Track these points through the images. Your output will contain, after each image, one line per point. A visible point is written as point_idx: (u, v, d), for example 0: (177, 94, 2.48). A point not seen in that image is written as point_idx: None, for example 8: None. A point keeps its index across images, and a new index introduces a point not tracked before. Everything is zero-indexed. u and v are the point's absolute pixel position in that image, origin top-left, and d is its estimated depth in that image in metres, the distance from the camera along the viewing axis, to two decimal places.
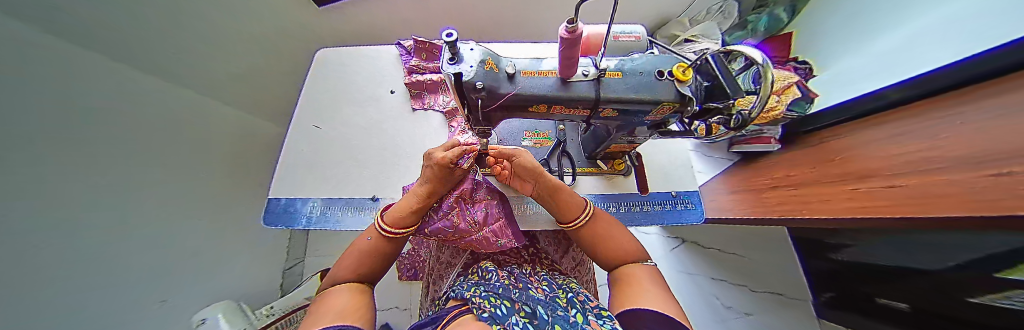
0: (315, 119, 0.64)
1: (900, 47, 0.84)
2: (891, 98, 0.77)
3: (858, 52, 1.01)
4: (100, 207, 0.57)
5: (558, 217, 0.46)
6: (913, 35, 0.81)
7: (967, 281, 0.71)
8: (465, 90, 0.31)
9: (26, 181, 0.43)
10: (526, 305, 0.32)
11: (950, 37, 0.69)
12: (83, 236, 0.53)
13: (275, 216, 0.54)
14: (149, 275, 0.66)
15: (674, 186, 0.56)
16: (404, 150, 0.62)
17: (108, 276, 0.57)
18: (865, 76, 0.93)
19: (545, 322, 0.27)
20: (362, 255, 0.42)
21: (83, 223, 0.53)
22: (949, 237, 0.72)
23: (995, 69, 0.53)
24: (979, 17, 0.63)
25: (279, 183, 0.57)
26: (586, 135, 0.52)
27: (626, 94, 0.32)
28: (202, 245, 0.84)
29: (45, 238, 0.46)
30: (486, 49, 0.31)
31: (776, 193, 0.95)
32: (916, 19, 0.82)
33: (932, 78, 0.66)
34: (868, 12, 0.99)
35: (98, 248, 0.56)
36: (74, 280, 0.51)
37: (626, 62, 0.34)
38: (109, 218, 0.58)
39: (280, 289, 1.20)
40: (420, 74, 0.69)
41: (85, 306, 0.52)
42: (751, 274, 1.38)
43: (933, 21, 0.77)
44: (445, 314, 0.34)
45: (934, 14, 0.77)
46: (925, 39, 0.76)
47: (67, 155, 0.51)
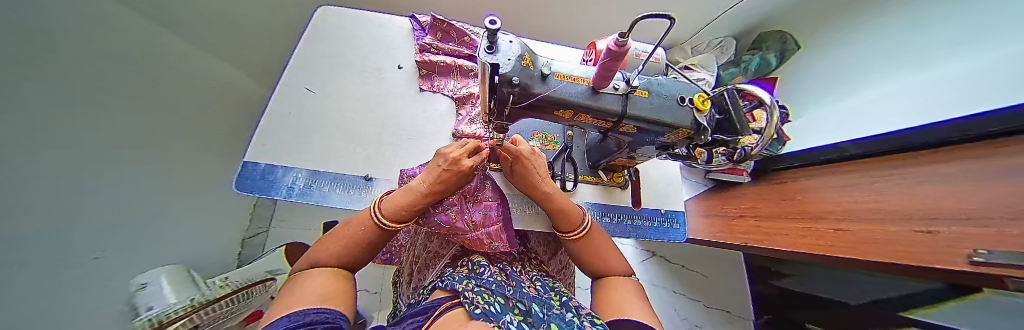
0: (308, 82, 0.58)
1: (868, 108, 0.95)
2: (854, 152, 0.87)
3: (820, 110, 1.15)
4: (95, 150, 0.51)
5: (558, 226, 0.46)
6: (881, 100, 0.92)
7: (881, 314, 0.85)
8: (498, 82, 0.31)
9: (48, 111, 0.41)
10: (521, 303, 0.33)
11: (916, 108, 0.78)
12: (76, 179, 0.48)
13: (248, 182, 0.47)
14: (122, 230, 0.60)
15: (664, 205, 0.60)
16: (406, 131, 0.59)
17: (93, 225, 0.52)
18: (827, 130, 1.06)
19: (541, 322, 0.28)
20: (350, 239, 0.40)
21: (82, 163, 0.49)
22: (877, 277, 0.85)
23: (955, 136, 0.62)
24: (938, 94, 0.74)
25: (257, 144, 0.51)
26: (592, 144, 0.53)
27: (648, 114, 0.35)
28: (172, 204, 0.76)
29: (59, 172, 0.43)
30: (524, 44, 0.31)
31: (742, 222, 1.04)
32: (884, 87, 0.93)
33: (896, 141, 0.75)
34: (840, 72, 1.11)
35: (89, 195, 0.51)
36: (69, 226, 0.47)
37: (653, 82, 0.35)
38: (105, 160, 0.54)
39: (237, 259, 1.09)
40: (431, 53, 0.66)
41: (75, 254, 0.48)
42: (707, 290, 1.51)
43: (900, 91, 0.87)
44: (435, 307, 0.34)
45: (901, 85, 0.87)
46: (893, 106, 0.86)
47: (84, 88, 0.48)
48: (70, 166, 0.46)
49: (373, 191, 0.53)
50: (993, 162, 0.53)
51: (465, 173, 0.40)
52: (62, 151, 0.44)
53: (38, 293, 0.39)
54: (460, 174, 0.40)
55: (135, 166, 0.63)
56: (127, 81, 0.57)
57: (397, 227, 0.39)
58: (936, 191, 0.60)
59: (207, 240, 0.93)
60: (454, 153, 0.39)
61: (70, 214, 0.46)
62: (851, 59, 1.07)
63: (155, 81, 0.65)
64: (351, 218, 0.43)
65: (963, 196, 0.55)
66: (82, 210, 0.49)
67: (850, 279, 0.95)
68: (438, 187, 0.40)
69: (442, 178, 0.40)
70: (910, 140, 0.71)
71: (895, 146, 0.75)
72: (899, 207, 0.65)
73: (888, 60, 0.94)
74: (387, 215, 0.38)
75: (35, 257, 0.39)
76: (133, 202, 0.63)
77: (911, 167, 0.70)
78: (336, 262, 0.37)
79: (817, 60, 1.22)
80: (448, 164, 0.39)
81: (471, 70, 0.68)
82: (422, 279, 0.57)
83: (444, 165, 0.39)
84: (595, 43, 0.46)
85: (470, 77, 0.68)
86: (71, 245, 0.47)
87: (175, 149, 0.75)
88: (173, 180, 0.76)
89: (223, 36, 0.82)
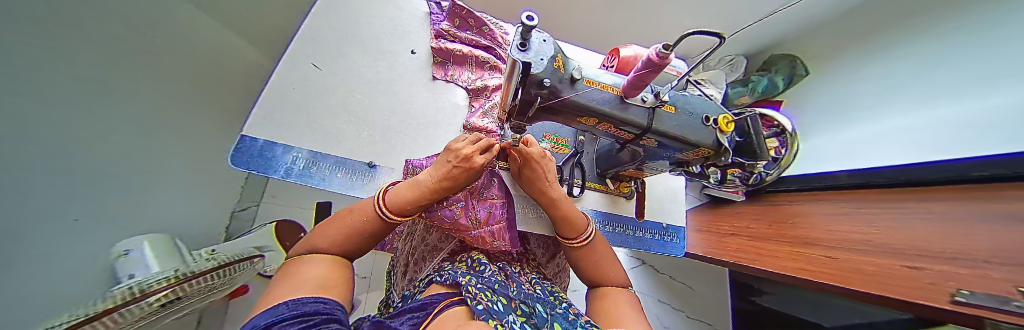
0: (317, 58, 0.56)
1: (877, 137, 0.95)
2: (863, 182, 0.87)
3: (825, 135, 1.15)
4: (85, 107, 0.48)
5: (563, 232, 0.45)
6: (890, 132, 0.92)
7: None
8: (527, 83, 0.30)
9: (47, 62, 0.38)
10: (524, 305, 0.33)
11: (928, 143, 0.78)
12: (64, 136, 0.45)
13: (246, 159, 0.45)
14: (103, 194, 0.56)
15: (666, 219, 0.60)
16: (416, 119, 0.58)
17: (74, 187, 0.49)
18: (835, 157, 1.06)
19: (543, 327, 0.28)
20: (350, 228, 0.39)
21: (69, 119, 0.46)
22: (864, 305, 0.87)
23: (973, 170, 0.62)
24: (954, 130, 0.73)
25: (258, 119, 0.48)
26: (604, 151, 0.53)
27: (671, 130, 0.35)
28: (158, 171, 0.72)
29: (48, 125, 0.41)
30: (558, 46, 0.30)
31: (734, 240, 1.05)
32: (890, 119, 0.93)
33: (914, 174, 0.74)
34: (841, 101, 1.13)
35: (73, 155, 0.48)
36: (52, 185, 0.44)
37: (681, 98, 0.35)
38: (99, 117, 0.52)
39: (224, 233, 1.06)
40: (447, 41, 0.64)
41: (52, 217, 0.45)
42: (691, 302, 1.54)
43: (908, 124, 0.87)
44: (436, 303, 0.34)
45: (908, 119, 0.88)
46: (903, 139, 0.86)
47: (90, 39, 0.46)
48: (63, 121, 0.44)
49: (376, 179, 0.52)
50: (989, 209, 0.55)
51: (475, 171, 0.40)
52: (52, 103, 0.41)
53: (18, 249, 0.37)
54: (468, 171, 0.39)
55: (126, 126, 0.59)
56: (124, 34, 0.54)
57: (403, 220, 0.39)
58: (925, 227, 0.63)
59: (192, 211, 0.89)
60: (465, 149, 0.38)
61: (56, 170, 0.44)
62: (855, 86, 1.08)
63: (156, 41, 0.61)
64: (353, 206, 0.42)
65: (950, 236, 0.57)
66: (70, 167, 0.47)
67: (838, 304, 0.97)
68: (446, 183, 0.39)
69: (452, 174, 0.39)
70: (927, 174, 0.70)
71: (909, 179, 0.74)
72: (890, 242, 0.66)
73: (894, 92, 0.94)
74: (393, 207, 0.37)
75: (14, 217, 0.36)
76: (121, 164, 0.60)
77: (906, 202, 0.72)
78: (336, 250, 0.37)
79: (818, 85, 1.24)
80: (459, 160, 0.38)
81: (486, 62, 0.66)
82: (418, 271, 0.56)
83: (455, 161, 0.38)
84: (619, 49, 0.45)
85: (485, 69, 0.67)
86: (55, 203, 0.45)
87: (167, 114, 0.71)
88: (166, 144, 0.73)
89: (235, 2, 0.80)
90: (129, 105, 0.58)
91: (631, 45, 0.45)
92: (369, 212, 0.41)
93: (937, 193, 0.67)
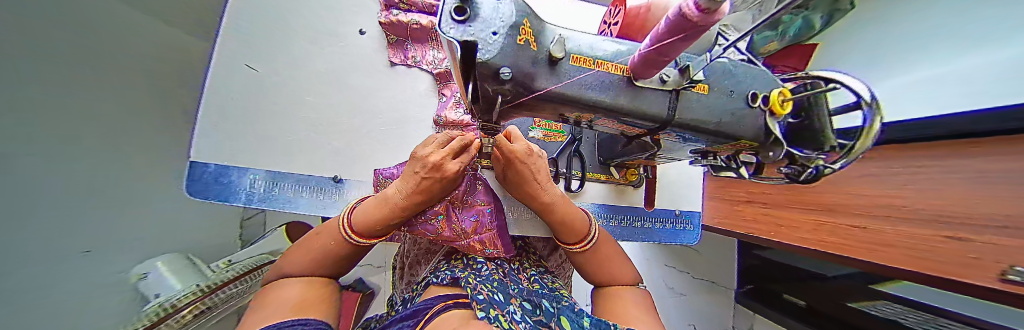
0: (246, 56, 0.45)
1: None
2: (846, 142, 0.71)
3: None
4: (86, 143, 0.45)
5: (561, 236, 0.40)
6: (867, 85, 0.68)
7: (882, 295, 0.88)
8: (481, 76, 0.21)
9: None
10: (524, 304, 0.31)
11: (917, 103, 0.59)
12: (76, 176, 0.43)
13: (201, 186, 0.41)
14: (126, 225, 0.56)
15: (681, 205, 0.54)
16: (379, 118, 0.49)
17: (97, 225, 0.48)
18: None
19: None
20: (319, 252, 0.34)
21: (74, 158, 0.43)
22: None
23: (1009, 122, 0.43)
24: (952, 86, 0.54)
25: (200, 142, 0.41)
26: (606, 138, 0.44)
27: (696, 113, 0.27)
28: (173, 192, 0.71)
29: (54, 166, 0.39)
30: (521, 9, 0.20)
31: (751, 208, 1.00)
32: None
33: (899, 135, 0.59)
34: None
35: (86, 193, 0.46)
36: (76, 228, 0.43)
37: (717, 68, 0.26)
38: (109, 148, 0.50)
39: (240, 240, 1.07)
40: (400, 11, 0.50)
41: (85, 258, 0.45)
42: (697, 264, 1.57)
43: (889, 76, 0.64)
44: (433, 306, 0.30)
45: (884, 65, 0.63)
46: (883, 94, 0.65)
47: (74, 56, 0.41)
48: (65, 157, 0.42)
49: (347, 193, 0.47)
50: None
51: (451, 179, 0.32)
52: (49, 141, 0.38)
53: (44, 295, 0.36)
54: (442, 180, 0.32)
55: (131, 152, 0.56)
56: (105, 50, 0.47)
57: (369, 241, 0.34)
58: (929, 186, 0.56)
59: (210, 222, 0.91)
60: (434, 157, 0.30)
61: (76, 207, 0.44)
62: None
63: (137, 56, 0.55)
64: (325, 223, 0.37)
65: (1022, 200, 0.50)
66: (94, 202, 0.47)
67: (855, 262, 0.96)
68: (421, 196, 0.33)
69: (424, 187, 0.32)
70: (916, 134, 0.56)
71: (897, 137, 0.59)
72: None
73: None
74: (358, 230, 0.32)
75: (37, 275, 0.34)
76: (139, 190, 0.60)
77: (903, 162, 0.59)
78: (313, 271, 0.33)
79: None
80: (427, 172, 0.30)
81: None
82: (415, 274, 0.54)
83: (426, 173, 0.31)
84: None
85: None
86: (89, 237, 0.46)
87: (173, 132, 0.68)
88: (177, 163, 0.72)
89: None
90: (129, 130, 0.55)
91: None
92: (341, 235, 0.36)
93: (968, 151, 0.49)
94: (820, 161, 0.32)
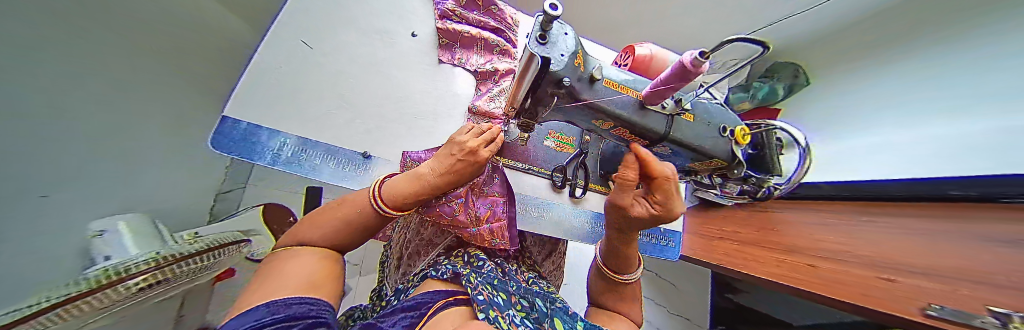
0: (307, 35, 0.51)
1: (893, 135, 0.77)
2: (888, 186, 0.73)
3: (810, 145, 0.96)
4: (86, 86, 0.43)
5: (619, 265, 0.43)
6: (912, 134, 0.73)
7: None
8: (545, 82, 0.29)
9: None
10: (522, 300, 0.35)
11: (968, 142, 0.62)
12: (69, 119, 0.41)
13: (226, 142, 0.39)
14: (95, 178, 0.51)
15: (664, 223, 0.61)
16: (417, 108, 0.55)
17: (71, 174, 0.44)
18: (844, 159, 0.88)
19: (539, 324, 0.31)
20: (342, 223, 0.36)
21: (74, 98, 0.41)
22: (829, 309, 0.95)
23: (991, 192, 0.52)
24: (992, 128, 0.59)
25: (243, 98, 0.43)
26: (609, 153, 0.52)
27: (687, 138, 0.36)
28: (154, 154, 0.66)
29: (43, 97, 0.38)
30: (581, 41, 0.28)
31: (726, 245, 1.07)
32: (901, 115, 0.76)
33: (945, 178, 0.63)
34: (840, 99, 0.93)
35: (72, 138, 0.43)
36: (55, 172, 0.40)
37: (702, 106, 0.35)
38: (109, 93, 0.49)
39: (209, 215, 0.99)
40: (453, 21, 0.61)
41: (50, 207, 0.41)
42: (673, 299, 1.59)
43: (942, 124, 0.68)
44: (435, 301, 0.33)
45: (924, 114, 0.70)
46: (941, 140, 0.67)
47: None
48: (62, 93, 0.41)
49: (372, 169, 0.50)
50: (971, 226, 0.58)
51: (477, 164, 0.37)
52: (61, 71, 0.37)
53: (18, 236, 0.34)
54: (470, 163, 0.37)
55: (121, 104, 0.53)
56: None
57: (399, 214, 0.36)
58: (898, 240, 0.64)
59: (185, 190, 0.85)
60: (471, 143, 0.36)
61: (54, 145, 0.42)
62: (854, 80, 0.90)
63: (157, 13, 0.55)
64: (347, 196, 0.39)
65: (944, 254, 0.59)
66: (81, 144, 0.45)
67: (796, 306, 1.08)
68: (450, 178, 0.37)
69: (455, 168, 0.37)
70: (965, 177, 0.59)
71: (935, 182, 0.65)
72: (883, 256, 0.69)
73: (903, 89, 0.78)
74: (390, 201, 0.35)
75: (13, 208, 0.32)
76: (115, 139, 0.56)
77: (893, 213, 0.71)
78: (326, 243, 0.35)
79: None
80: (464, 154, 0.36)
81: (496, 45, 0.63)
82: (412, 265, 0.55)
83: (460, 157, 0.36)
84: (634, 47, 0.43)
85: (493, 53, 0.64)
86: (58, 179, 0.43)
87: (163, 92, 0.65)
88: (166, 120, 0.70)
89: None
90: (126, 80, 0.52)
91: (644, 43, 0.44)
92: (365, 206, 0.37)
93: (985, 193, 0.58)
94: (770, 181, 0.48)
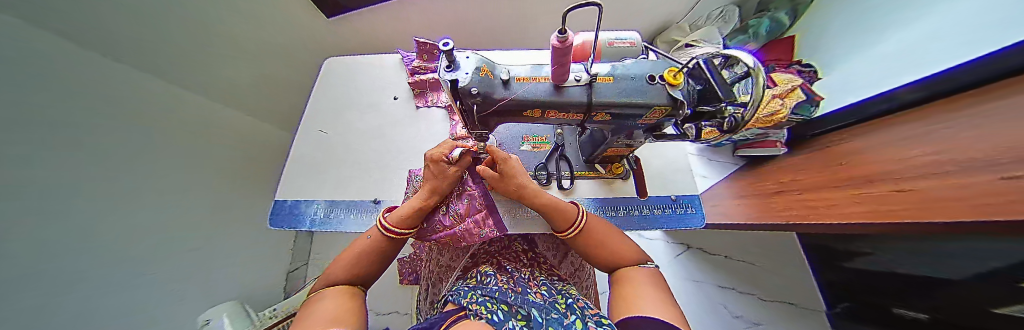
0: (322, 124, 0.66)
1: (936, 37, 0.73)
2: (907, 96, 0.73)
3: (852, 71, 0.99)
4: (96, 220, 0.54)
5: (551, 226, 0.45)
6: (944, 35, 0.72)
7: (964, 294, 0.71)
8: (463, 96, 0.34)
9: (34, 171, 0.44)
10: (522, 308, 0.32)
11: (986, 34, 0.61)
12: (70, 256, 0.49)
13: (281, 218, 0.54)
14: (140, 292, 0.61)
15: (673, 190, 0.57)
16: (407, 152, 0.63)
17: (95, 297, 0.53)
18: (878, 81, 0.86)
19: (541, 325, 0.27)
20: (362, 258, 0.39)
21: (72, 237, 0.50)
22: (938, 249, 0.74)
23: (1002, 70, 0.53)
24: (995, 18, 0.60)
25: (285, 185, 0.58)
26: (584, 139, 0.54)
27: (616, 99, 0.35)
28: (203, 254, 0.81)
29: (65, 234, 0.49)
30: (481, 58, 0.34)
31: (783, 198, 0.90)
32: (944, 20, 0.73)
33: (966, 69, 0.60)
34: (881, 23, 0.93)
35: (80, 271, 0.51)
36: (65, 297, 0.47)
37: (620, 67, 0.36)
38: (124, 218, 0.60)
39: (283, 292, 1.18)
40: (422, 73, 0.72)
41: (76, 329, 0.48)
42: (765, 283, 1.29)
43: (971, 17, 0.66)
44: (442, 319, 0.30)
45: (966, 13, 0.68)
46: (974, 31, 0.64)
47: (75, 151, 0.51)
48: (93, 226, 0.53)
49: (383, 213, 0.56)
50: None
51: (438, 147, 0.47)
52: (44, 215, 0.45)
53: None
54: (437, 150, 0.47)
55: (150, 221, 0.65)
56: (115, 143, 0.58)
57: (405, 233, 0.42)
58: (985, 128, 0.50)
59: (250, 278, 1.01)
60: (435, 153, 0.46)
61: (86, 270, 0.52)
62: None
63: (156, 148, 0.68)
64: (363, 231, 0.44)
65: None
66: (99, 271, 0.54)
67: (892, 253, 0.87)
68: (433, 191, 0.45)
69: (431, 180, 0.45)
70: (994, 60, 0.55)
71: (956, 86, 0.62)
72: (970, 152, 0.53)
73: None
74: (394, 220, 0.42)
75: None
76: (184, 246, 0.73)
77: (956, 116, 0.59)
78: (348, 276, 0.36)
79: (843, 11, 1.07)
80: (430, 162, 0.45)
81: None
82: (436, 292, 0.59)
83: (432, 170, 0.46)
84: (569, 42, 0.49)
85: None
86: (93, 297, 0.52)
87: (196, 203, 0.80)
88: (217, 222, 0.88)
89: (236, 92, 0.94)
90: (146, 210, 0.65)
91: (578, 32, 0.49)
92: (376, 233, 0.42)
93: None
94: (730, 111, 0.33)
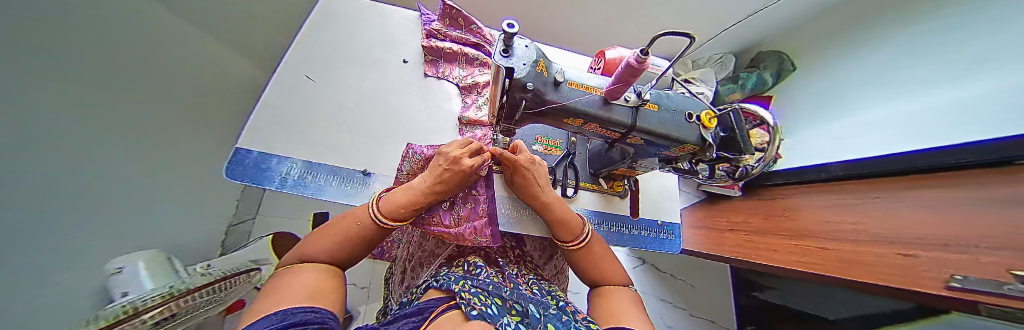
0: (311, 71, 0.57)
1: (876, 125, 0.90)
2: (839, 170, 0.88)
3: (803, 136, 1.16)
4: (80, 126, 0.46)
5: (555, 235, 0.45)
6: (882, 124, 0.88)
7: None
8: (511, 86, 0.32)
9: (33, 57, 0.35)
10: (517, 303, 0.30)
11: (915, 133, 0.76)
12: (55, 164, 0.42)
13: (241, 169, 0.45)
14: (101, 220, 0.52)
15: (662, 216, 0.62)
16: (412, 124, 0.59)
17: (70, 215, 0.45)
18: (825, 151, 1.03)
19: (540, 321, 0.25)
20: (342, 234, 0.35)
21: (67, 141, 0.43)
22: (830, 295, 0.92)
23: (915, 164, 0.67)
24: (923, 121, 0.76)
25: (253, 131, 0.49)
26: (595, 152, 0.56)
27: (655, 127, 0.36)
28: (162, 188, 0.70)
29: (62, 136, 0.42)
30: (538, 50, 0.32)
31: (734, 235, 1.03)
32: (883, 112, 0.90)
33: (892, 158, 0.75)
34: (831, 101, 1.11)
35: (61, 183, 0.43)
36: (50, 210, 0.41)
37: (662, 96, 0.37)
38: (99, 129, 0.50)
39: (220, 247, 1.02)
40: (439, 40, 0.66)
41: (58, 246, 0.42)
42: (698, 302, 1.49)
43: (906, 115, 0.82)
44: (430, 306, 0.28)
45: (901, 111, 0.84)
46: (905, 128, 0.80)
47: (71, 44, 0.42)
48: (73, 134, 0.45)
49: (371, 186, 0.52)
50: (953, 185, 0.58)
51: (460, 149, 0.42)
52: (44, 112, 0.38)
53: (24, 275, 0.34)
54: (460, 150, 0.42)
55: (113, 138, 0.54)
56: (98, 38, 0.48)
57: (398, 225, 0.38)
58: (903, 210, 0.64)
59: (194, 226, 0.87)
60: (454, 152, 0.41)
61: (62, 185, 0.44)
62: (847, 79, 1.06)
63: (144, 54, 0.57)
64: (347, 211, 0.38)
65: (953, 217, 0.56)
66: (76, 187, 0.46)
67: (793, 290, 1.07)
68: (439, 188, 0.41)
69: (442, 177, 0.40)
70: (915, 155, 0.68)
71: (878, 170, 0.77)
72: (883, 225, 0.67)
73: (876, 94, 0.94)
74: (386, 209, 0.37)
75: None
76: (135, 172, 0.61)
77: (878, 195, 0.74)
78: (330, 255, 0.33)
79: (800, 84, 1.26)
80: (448, 162, 0.40)
81: (476, 58, 0.68)
82: (413, 277, 0.56)
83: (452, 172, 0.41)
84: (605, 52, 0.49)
85: (475, 66, 0.68)
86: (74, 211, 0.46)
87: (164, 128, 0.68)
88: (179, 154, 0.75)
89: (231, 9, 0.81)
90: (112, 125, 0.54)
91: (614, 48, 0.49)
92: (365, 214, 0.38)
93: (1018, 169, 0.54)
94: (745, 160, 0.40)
